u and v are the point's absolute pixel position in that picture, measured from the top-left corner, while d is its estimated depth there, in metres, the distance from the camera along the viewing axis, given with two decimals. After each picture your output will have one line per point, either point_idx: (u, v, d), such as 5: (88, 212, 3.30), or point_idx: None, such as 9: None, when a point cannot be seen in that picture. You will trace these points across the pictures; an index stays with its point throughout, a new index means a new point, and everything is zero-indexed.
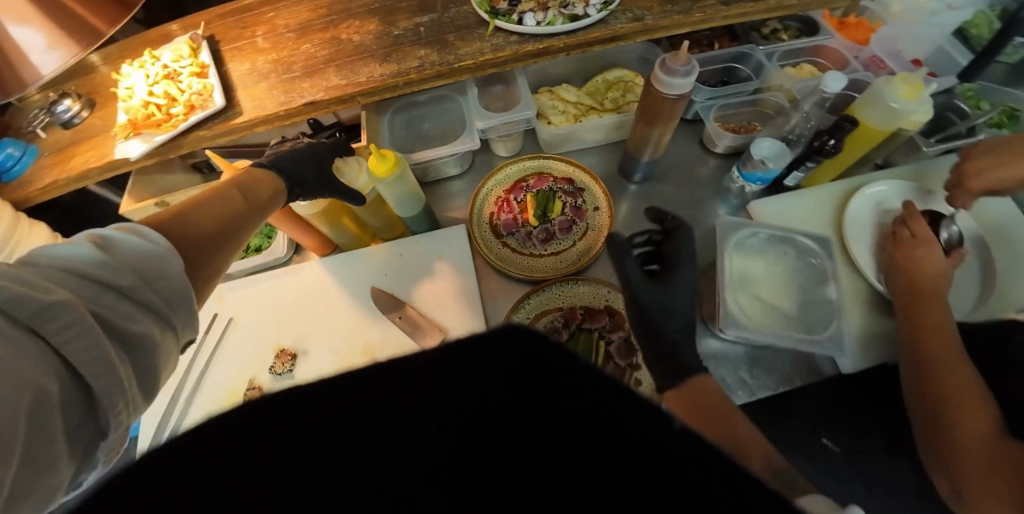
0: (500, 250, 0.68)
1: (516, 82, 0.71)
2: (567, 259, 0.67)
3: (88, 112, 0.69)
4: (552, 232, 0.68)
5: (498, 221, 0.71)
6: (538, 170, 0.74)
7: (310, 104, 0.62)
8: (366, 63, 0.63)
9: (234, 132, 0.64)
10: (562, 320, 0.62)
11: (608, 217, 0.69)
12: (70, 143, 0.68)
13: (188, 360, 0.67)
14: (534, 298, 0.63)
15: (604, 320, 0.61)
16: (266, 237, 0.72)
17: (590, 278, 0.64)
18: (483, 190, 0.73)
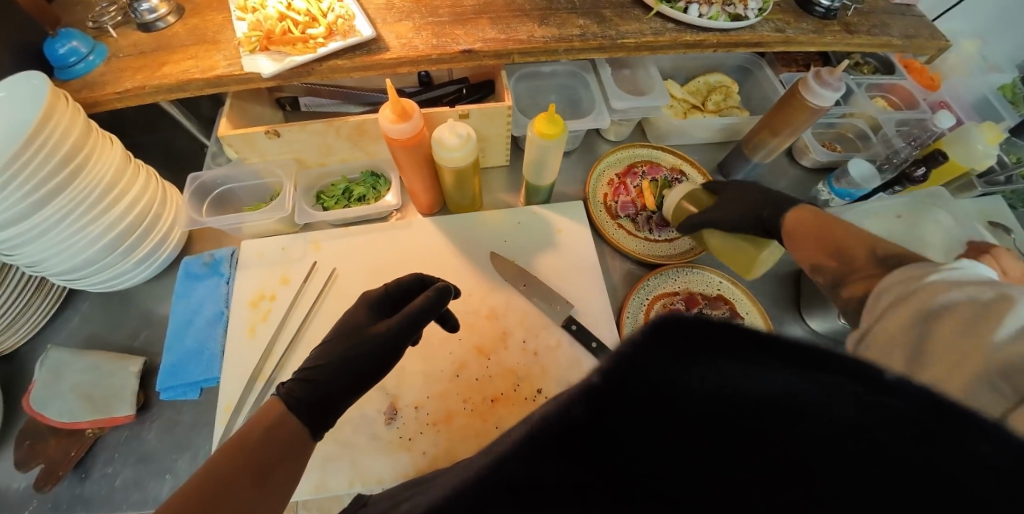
0: (617, 231, 0.70)
1: (646, 71, 0.72)
2: (680, 246, 0.70)
3: (177, 19, 0.63)
4: (668, 219, 0.71)
5: (613, 203, 0.72)
6: (648, 159, 0.76)
7: (466, 52, 0.58)
8: (524, 22, 0.61)
9: (375, 68, 0.58)
10: (682, 303, 0.66)
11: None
12: (152, 49, 0.61)
13: (286, 312, 0.62)
14: (653, 281, 0.67)
15: (723, 307, 0.66)
16: (372, 186, 0.67)
17: (702, 266, 0.68)
18: (597, 171, 0.74)
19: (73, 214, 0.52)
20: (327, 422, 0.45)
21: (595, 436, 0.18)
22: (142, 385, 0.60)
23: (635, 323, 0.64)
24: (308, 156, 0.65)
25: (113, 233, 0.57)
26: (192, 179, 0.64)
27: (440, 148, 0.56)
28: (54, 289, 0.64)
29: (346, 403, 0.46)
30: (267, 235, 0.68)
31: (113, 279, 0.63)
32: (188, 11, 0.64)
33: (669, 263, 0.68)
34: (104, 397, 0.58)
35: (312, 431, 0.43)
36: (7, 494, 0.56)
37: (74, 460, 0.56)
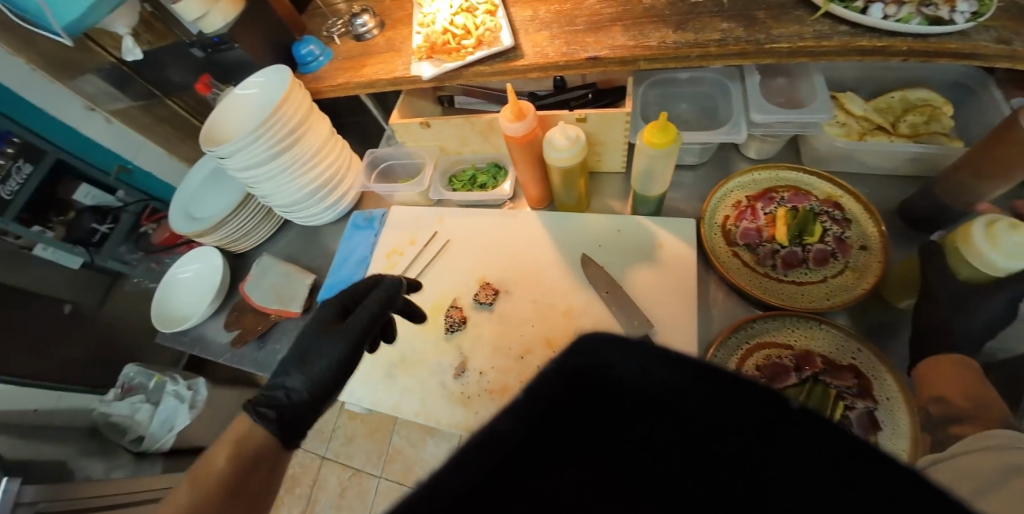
0: (728, 257, 0.64)
1: (807, 82, 0.62)
2: (811, 293, 0.59)
3: (378, 32, 0.80)
4: (800, 258, 0.61)
5: (732, 227, 0.65)
6: (794, 185, 0.66)
7: (592, 60, 0.61)
8: (658, 29, 0.60)
9: (509, 73, 0.66)
10: (792, 361, 0.55)
11: (876, 262, 0.58)
12: (360, 54, 0.79)
13: (407, 266, 0.76)
14: (758, 324, 0.58)
15: (850, 380, 0.53)
16: (494, 176, 0.77)
17: (832, 322, 0.56)
18: (721, 190, 0.68)
19: (292, 168, 0.75)
20: (298, 435, 0.53)
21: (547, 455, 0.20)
22: (309, 295, 0.82)
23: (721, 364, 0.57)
24: (449, 145, 0.78)
25: (313, 185, 0.80)
26: (369, 154, 0.84)
27: (549, 148, 0.60)
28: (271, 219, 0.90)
29: (319, 417, 0.54)
30: (410, 204, 0.84)
31: (308, 218, 0.86)
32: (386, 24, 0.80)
33: (786, 307, 0.59)
34: (286, 296, 0.81)
35: (284, 444, 0.51)
36: (215, 344, 0.82)
37: (258, 333, 0.79)
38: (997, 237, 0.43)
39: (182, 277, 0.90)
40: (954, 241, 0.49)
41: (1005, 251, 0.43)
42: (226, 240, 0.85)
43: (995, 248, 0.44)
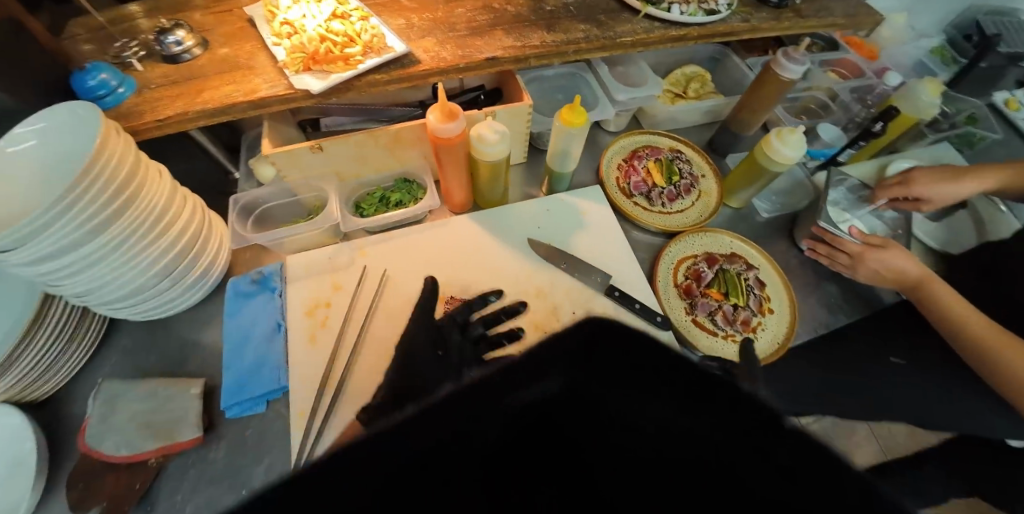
0: (633, 207, 0.78)
1: (638, 67, 0.81)
2: (691, 215, 0.78)
3: (202, 51, 0.66)
4: (676, 192, 0.79)
5: (625, 184, 0.80)
6: (647, 144, 0.85)
7: (490, 59, 0.65)
8: (534, 31, 0.69)
9: (408, 80, 0.64)
10: (704, 263, 0.73)
11: (715, 184, 0.82)
12: (184, 78, 0.63)
13: (345, 315, 0.64)
14: (674, 248, 0.74)
15: (739, 261, 0.74)
16: (409, 191, 0.72)
17: (713, 230, 0.76)
18: (606, 158, 0.82)
19: (127, 240, 0.53)
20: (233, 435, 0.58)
21: (555, 439, 0.21)
22: (205, 406, 0.60)
23: (668, 286, 0.71)
24: (347, 169, 0.69)
25: (163, 258, 0.59)
26: (235, 201, 0.67)
27: (480, 144, 0.61)
28: (87, 336, 0.62)
29: None
30: (311, 248, 0.70)
31: (162, 305, 0.63)
32: (214, 42, 0.67)
33: (685, 230, 0.76)
34: (162, 424, 0.57)
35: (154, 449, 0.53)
36: None
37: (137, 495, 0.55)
38: (786, 140, 0.69)
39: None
40: (756, 155, 0.73)
41: (793, 147, 0.69)
42: (17, 386, 0.56)
43: (788, 147, 0.68)
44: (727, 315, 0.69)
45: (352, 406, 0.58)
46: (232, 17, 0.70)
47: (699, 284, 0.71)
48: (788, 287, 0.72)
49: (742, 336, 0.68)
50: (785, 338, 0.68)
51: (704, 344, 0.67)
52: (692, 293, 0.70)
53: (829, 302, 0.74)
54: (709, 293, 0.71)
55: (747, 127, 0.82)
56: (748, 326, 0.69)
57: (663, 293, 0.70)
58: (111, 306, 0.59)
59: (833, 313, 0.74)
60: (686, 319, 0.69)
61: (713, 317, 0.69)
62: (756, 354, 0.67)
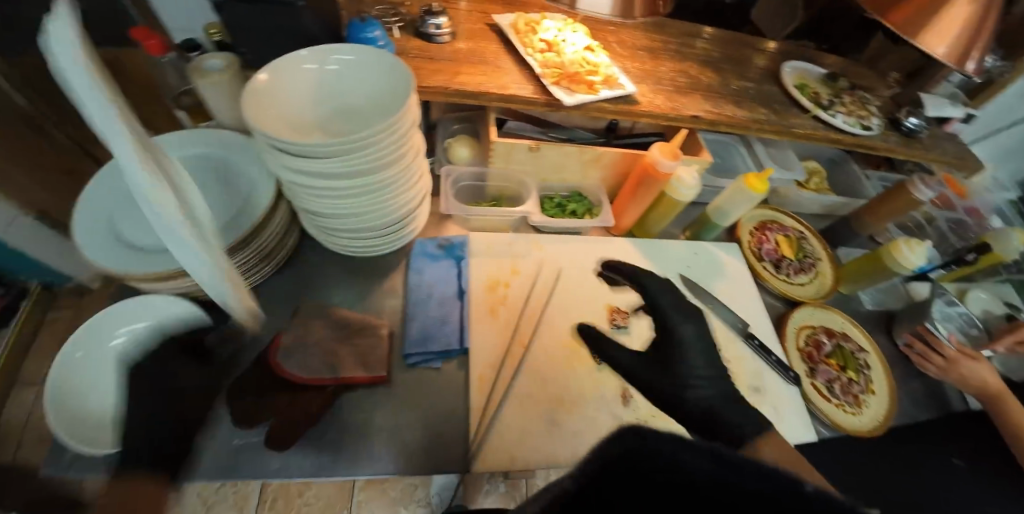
0: (764, 270, 0.86)
1: (784, 153, 0.93)
2: (809, 290, 0.87)
3: (452, 38, 0.75)
4: (800, 267, 0.89)
5: (757, 249, 0.89)
6: (776, 219, 0.95)
7: (695, 117, 0.76)
8: (725, 102, 0.81)
9: (627, 114, 0.73)
10: (822, 335, 0.81)
11: (830, 270, 0.91)
12: (436, 57, 0.72)
13: (522, 298, 0.70)
14: (797, 315, 0.82)
15: (852, 341, 0.82)
16: (584, 204, 0.80)
17: (829, 309, 0.85)
18: (742, 223, 0.92)
19: (387, 183, 0.57)
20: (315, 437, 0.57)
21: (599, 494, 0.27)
22: (385, 349, 0.62)
23: (792, 347, 0.78)
24: (542, 171, 0.77)
25: (401, 209, 0.63)
26: (445, 173, 0.76)
27: (681, 184, 0.70)
28: (277, 257, 0.66)
29: None
30: (490, 231, 0.76)
31: (363, 243, 0.67)
32: (460, 34, 0.76)
33: (806, 302, 0.85)
34: (350, 357, 0.60)
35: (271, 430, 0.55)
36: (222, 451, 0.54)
37: (313, 418, 0.56)
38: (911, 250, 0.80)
39: (109, 348, 0.57)
40: (883, 255, 0.83)
41: (918, 258, 0.80)
42: (207, 283, 0.59)
43: (913, 255, 0.79)
44: (843, 386, 0.76)
45: (526, 383, 0.62)
46: (474, 18, 0.79)
47: (818, 353, 0.79)
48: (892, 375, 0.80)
49: (854, 409, 0.75)
50: (889, 419, 0.75)
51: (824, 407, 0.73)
52: (814, 360, 0.78)
53: (916, 397, 0.83)
54: (828, 364, 0.78)
55: (864, 229, 0.94)
56: (859, 401, 0.76)
57: (789, 353, 0.77)
58: (331, 229, 0.64)
59: (921, 408, 0.82)
60: (807, 381, 0.75)
61: (831, 386, 0.76)
62: (865, 427, 0.73)
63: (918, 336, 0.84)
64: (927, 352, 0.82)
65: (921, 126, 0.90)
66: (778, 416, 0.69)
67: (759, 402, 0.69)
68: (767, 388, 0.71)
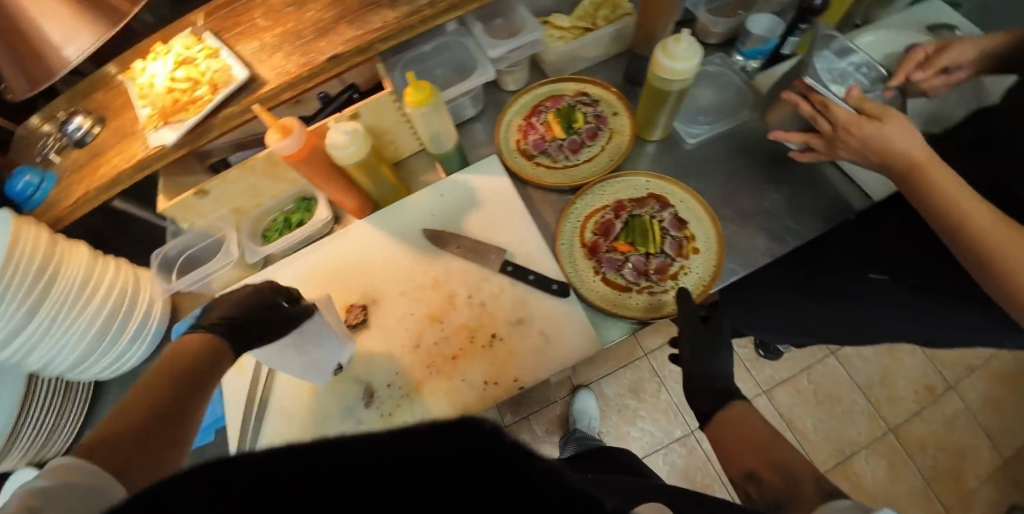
0: (535, 169, 0.72)
1: (516, 12, 0.73)
2: (599, 164, 0.71)
3: (100, 128, 0.70)
4: (579, 141, 0.72)
5: (526, 144, 0.74)
6: (551, 94, 0.77)
7: (332, 58, 0.63)
8: (377, 11, 0.64)
9: (261, 103, 0.65)
10: (612, 213, 0.66)
11: (629, 123, 0.72)
12: (90, 159, 0.69)
13: None
14: (580, 204, 0.67)
15: (652, 203, 0.66)
16: (306, 210, 0.75)
17: (626, 171, 0.68)
18: (505, 121, 0.76)
19: (59, 310, 0.62)
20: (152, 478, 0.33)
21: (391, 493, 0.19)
22: None
23: (571, 247, 0.65)
24: (243, 203, 0.74)
25: (98, 324, 0.66)
26: (156, 256, 0.76)
27: (332, 150, 0.60)
28: (77, 391, 0.75)
29: None
30: (231, 283, 0.77)
31: (111, 365, 0.71)
32: (109, 117, 0.71)
33: (590, 181, 0.68)
34: None
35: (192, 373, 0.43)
36: None
37: None
38: (673, 52, 0.57)
39: None
40: (652, 79, 0.62)
41: (682, 58, 0.57)
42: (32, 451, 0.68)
43: (674, 60, 0.57)
44: (637, 267, 0.62)
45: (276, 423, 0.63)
46: (115, 87, 0.72)
47: (606, 239, 0.64)
48: (715, 220, 0.63)
49: (660, 287, 0.62)
50: (712, 285, 0.61)
51: (615, 303, 0.61)
52: (598, 251, 0.64)
53: (772, 228, 0.65)
54: (619, 246, 0.64)
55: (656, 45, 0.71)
56: (667, 276, 0.62)
57: (566, 254, 0.64)
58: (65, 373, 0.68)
59: (782, 239, 0.64)
60: (594, 280, 0.62)
61: (622, 274, 0.62)
62: (676, 305, 0.60)
63: (803, 95, 0.61)
64: (817, 115, 0.60)
65: None
66: (546, 344, 0.60)
67: (521, 338, 0.61)
68: (531, 317, 0.61)
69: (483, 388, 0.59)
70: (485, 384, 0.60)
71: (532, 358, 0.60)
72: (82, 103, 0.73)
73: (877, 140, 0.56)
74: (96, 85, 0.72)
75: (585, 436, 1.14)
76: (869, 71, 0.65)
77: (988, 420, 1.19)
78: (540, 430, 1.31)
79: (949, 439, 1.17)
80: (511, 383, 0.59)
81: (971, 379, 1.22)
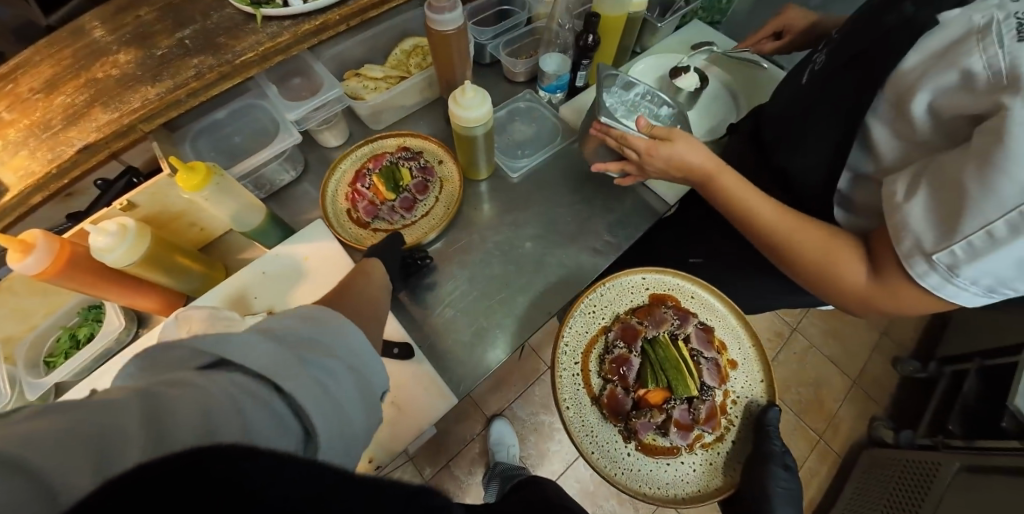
0: (376, 236, 0.68)
1: (316, 70, 0.71)
2: (435, 217, 0.70)
3: None
4: (411, 199, 0.70)
5: (358, 212, 0.69)
6: (372, 153, 0.74)
7: (85, 149, 0.54)
8: (136, 89, 0.58)
9: (9, 214, 0.52)
10: (622, 345, 0.61)
11: (456, 168, 0.73)
12: None
13: None
14: (572, 342, 0.60)
15: (665, 317, 0.63)
16: (95, 319, 0.63)
17: (614, 280, 0.63)
18: (328, 195, 0.70)
19: None
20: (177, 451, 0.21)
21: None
22: None
23: (587, 407, 0.58)
24: (8, 331, 0.60)
25: None
26: None
27: (97, 256, 0.51)
28: None
29: None
30: None
31: None
32: None
33: (424, 238, 0.67)
34: None
35: None
36: None
37: None
38: (463, 102, 0.59)
39: None
40: (456, 130, 0.63)
41: (471, 107, 0.59)
42: None
43: (465, 110, 0.59)
44: (682, 418, 0.58)
45: None
46: None
47: (625, 383, 0.60)
48: (746, 326, 0.62)
49: (711, 434, 0.58)
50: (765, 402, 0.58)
51: (676, 486, 0.54)
52: (628, 416, 0.58)
53: (596, 243, 0.71)
54: (645, 394, 0.60)
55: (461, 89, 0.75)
56: (717, 417, 0.58)
57: (576, 420, 0.57)
58: None
59: (607, 252, 0.71)
60: (629, 451, 0.56)
61: (664, 433, 0.57)
62: (739, 455, 0.56)
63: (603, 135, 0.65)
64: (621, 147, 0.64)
65: None
66: (399, 414, 0.56)
67: None
68: None
69: None
70: None
71: (384, 433, 0.56)
72: None
73: (674, 159, 0.59)
74: None
75: (507, 467, 1.11)
76: (652, 99, 0.73)
77: (831, 350, 1.40)
78: (462, 473, 1.22)
79: (807, 374, 1.36)
80: (366, 465, 0.54)
81: (808, 320, 1.43)
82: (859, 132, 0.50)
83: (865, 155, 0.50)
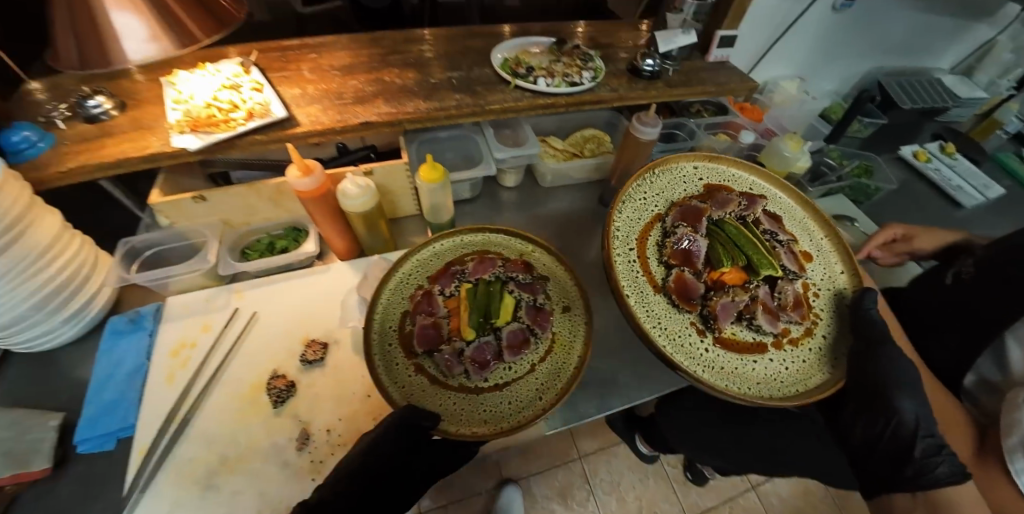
0: (405, 374, 0.60)
1: (522, 129, 0.91)
2: (517, 388, 0.60)
3: (119, 112, 0.70)
4: (485, 351, 0.62)
5: (411, 327, 0.64)
6: (481, 250, 0.73)
7: (365, 124, 0.73)
8: (410, 99, 0.78)
9: (286, 140, 0.71)
10: (687, 233, 0.67)
11: (582, 320, 0.66)
12: (95, 135, 0.67)
13: (206, 356, 0.68)
14: (623, 228, 0.67)
15: (722, 199, 0.72)
16: (294, 239, 0.79)
17: (663, 166, 0.73)
18: (396, 280, 0.67)
19: (12, 273, 0.57)
20: None
21: None
22: (56, 441, 0.60)
23: (645, 283, 0.64)
24: (233, 217, 0.75)
25: (39, 297, 0.61)
26: (123, 245, 0.72)
27: (344, 198, 0.66)
28: None
29: None
30: (193, 289, 0.75)
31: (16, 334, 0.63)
32: (133, 105, 0.72)
33: (461, 430, 0.55)
34: (12, 452, 0.56)
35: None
36: None
37: None
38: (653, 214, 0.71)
39: None
40: None
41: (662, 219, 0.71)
42: None
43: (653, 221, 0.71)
44: (769, 305, 0.63)
45: (194, 442, 0.61)
46: (156, 81, 0.76)
47: (693, 265, 0.66)
48: (814, 216, 0.73)
49: (800, 330, 0.63)
50: (861, 278, 0.67)
51: (768, 376, 0.58)
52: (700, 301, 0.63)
53: None
54: (724, 275, 0.66)
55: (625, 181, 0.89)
56: (805, 309, 0.64)
57: (644, 307, 0.61)
58: None
59: None
60: (704, 342, 0.60)
61: (743, 318, 0.63)
62: (833, 348, 0.62)
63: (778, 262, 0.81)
64: None
65: (657, 67, 0.87)
66: None
67: None
68: None
69: (424, 451, 0.60)
70: (427, 447, 0.61)
71: None
72: (115, 89, 0.73)
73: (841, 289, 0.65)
74: (132, 79, 0.76)
75: None
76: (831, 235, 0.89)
77: None
78: None
79: None
80: None
81: None
82: (993, 345, 0.57)
83: (995, 367, 0.56)
